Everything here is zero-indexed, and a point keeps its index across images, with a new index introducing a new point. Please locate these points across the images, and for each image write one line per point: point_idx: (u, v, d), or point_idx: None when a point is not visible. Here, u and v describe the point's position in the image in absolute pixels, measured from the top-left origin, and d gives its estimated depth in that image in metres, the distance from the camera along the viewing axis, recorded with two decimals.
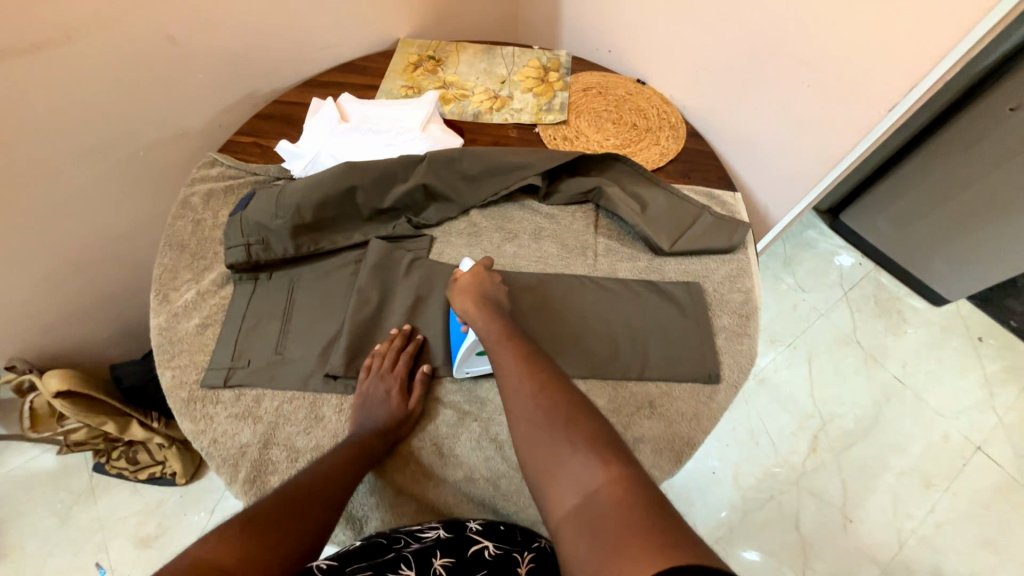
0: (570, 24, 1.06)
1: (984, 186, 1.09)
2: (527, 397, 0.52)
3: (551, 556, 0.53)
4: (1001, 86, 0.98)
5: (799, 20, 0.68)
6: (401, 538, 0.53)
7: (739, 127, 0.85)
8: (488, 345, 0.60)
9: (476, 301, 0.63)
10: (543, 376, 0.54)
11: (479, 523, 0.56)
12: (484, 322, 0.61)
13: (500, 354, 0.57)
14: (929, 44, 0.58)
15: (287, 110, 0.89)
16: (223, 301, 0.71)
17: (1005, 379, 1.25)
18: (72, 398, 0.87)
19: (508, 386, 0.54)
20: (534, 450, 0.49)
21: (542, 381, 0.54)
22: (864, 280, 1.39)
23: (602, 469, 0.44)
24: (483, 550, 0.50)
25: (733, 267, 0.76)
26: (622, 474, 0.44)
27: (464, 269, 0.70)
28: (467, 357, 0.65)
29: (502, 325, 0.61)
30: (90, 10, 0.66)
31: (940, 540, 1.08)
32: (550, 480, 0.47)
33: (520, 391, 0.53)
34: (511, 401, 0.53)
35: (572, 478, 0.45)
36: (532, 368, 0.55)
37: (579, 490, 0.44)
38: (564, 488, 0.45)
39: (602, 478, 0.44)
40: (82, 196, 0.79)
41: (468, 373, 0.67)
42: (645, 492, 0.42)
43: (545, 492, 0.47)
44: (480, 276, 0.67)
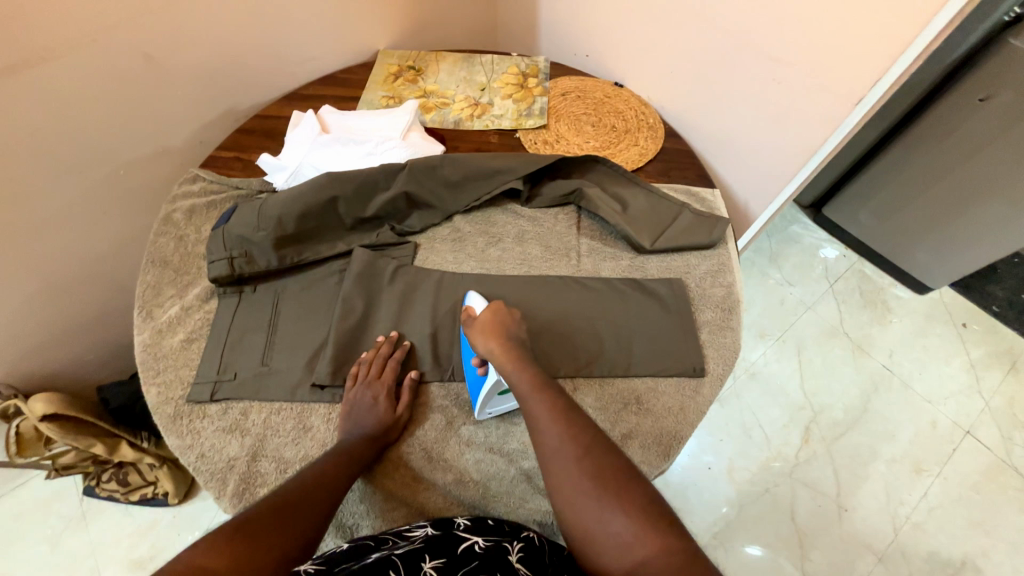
0: (548, 30, 1.08)
1: (958, 176, 1.11)
2: (568, 459, 0.51)
3: (541, 546, 0.53)
4: (970, 78, 1.00)
5: (767, 20, 0.70)
6: (389, 539, 0.53)
7: (716, 125, 0.87)
8: (521, 396, 0.57)
9: (501, 343, 0.61)
10: (584, 433, 0.53)
11: (467, 520, 0.57)
12: (513, 370, 0.59)
13: (535, 407, 0.56)
14: (889, 41, 0.60)
15: (268, 123, 0.90)
16: (208, 315, 0.71)
17: (990, 363, 1.28)
18: (60, 420, 0.85)
19: (548, 446, 0.53)
20: (579, 515, 0.48)
21: (583, 439, 0.52)
22: (848, 272, 1.41)
23: (655, 542, 0.44)
24: (473, 545, 0.50)
25: (714, 262, 0.77)
26: (675, 548, 0.44)
27: (474, 307, 0.67)
28: (488, 400, 0.63)
29: (533, 372, 0.59)
30: (64, 31, 0.66)
31: (933, 525, 1.09)
32: (598, 550, 0.47)
33: (561, 451, 0.52)
34: (551, 461, 0.52)
35: (624, 550, 0.45)
36: (571, 424, 0.53)
37: (630, 562, 0.44)
38: (616, 560, 0.45)
39: (657, 552, 0.44)
40: (64, 216, 0.79)
41: (489, 414, 0.65)
42: (700, 565, 0.43)
43: (592, 557, 0.47)
44: (500, 317, 0.64)
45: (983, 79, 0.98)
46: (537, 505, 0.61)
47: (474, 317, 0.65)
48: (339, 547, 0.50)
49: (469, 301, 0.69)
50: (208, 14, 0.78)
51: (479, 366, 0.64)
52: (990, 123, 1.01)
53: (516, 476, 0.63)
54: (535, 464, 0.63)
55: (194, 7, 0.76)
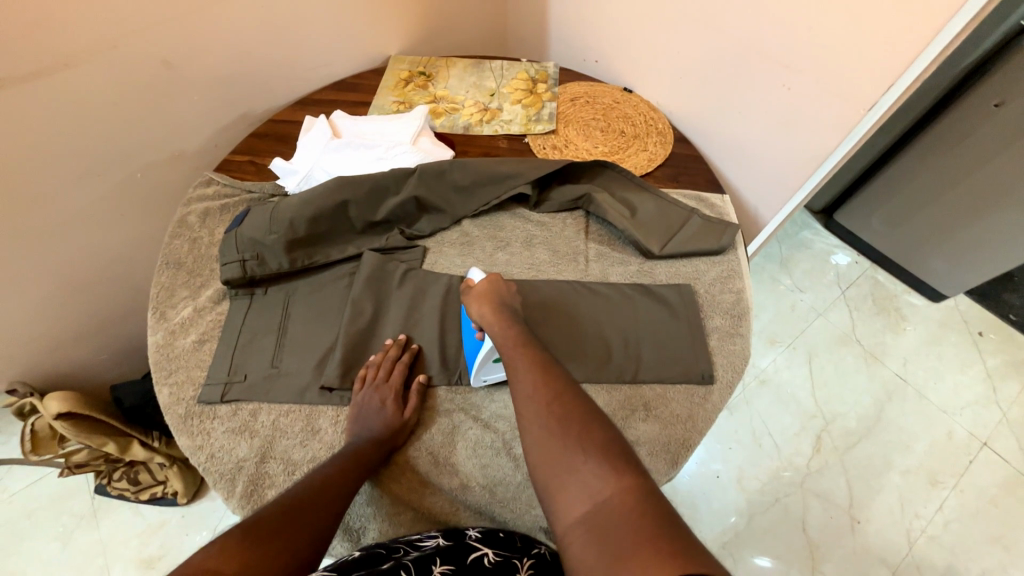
0: (557, 36, 1.09)
1: (974, 182, 1.10)
2: (540, 404, 0.52)
3: (551, 563, 0.52)
4: (985, 84, 0.99)
5: (778, 25, 0.70)
6: (401, 548, 0.53)
7: (725, 130, 0.86)
8: (504, 349, 0.60)
9: (493, 306, 0.64)
10: (558, 384, 0.54)
11: (478, 530, 0.56)
12: (501, 326, 0.62)
13: (515, 360, 0.58)
14: (902, 45, 0.60)
15: (280, 128, 0.91)
16: (219, 317, 0.72)
17: (1008, 373, 1.25)
18: (73, 419, 0.87)
19: (522, 393, 0.54)
20: (545, 458, 0.49)
21: (557, 390, 0.54)
22: (861, 279, 1.39)
23: (615, 479, 0.45)
24: (483, 557, 0.51)
25: (724, 268, 0.77)
26: (634, 485, 0.44)
27: (473, 280, 0.70)
28: (483, 366, 0.65)
29: (519, 331, 0.61)
30: (86, 39, 0.68)
31: (950, 539, 1.07)
32: (561, 489, 0.47)
33: (534, 398, 0.53)
34: (524, 408, 0.53)
35: (585, 487, 0.45)
36: (547, 375, 0.55)
37: (589, 499, 0.44)
38: (577, 499, 0.45)
39: (615, 488, 0.44)
40: (82, 218, 0.81)
41: (484, 381, 0.67)
42: (658, 502, 0.43)
43: (554, 497, 0.47)
44: (494, 283, 0.67)
45: (999, 85, 0.97)
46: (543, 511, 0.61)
47: (471, 287, 0.68)
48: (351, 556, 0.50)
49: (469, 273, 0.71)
50: (223, 20, 0.79)
51: (477, 332, 0.67)
52: (1005, 129, 1.00)
53: (523, 482, 0.62)
54: None
55: (211, 15, 0.78)
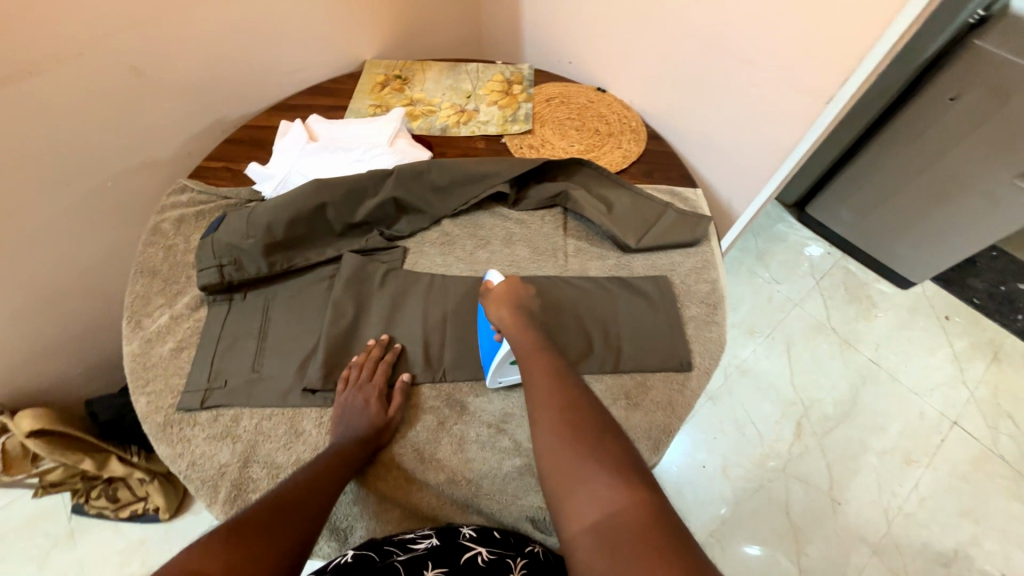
0: (532, 38, 1.11)
1: (934, 172, 1.14)
2: (555, 411, 0.52)
3: (544, 561, 0.54)
4: (940, 78, 1.04)
5: (741, 24, 0.73)
6: (393, 551, 0.52)
7: (697, 126, 0.89)
8: (521, 357, 0.61)
9: (512, 309, 0.65)
10: (573, 393, 0.54)
11: (473, 530, 0.57)
12: (518, 332, 0.62)
13: (532, 368, 0.58)
14: (856, 40, 0.62)
15: (255, 133, 0.90)
16: (197, 324, 0.71)
17: (974, 354, 1.30)
18: (48, 437, 0.85)
19: (538, 399, 0.55)
20: (557, 464, 0.49)
21: (572, 397, 0.54)
22: (833, 269, 1.44)
23: (626, 492, 0.44)
24: (477, 556, 0.51)
25: (698, 259, 0.79)
26: (646, 500, 0.44)
27: (493, 282, 0.71)
28: (500, 368, 0.66)
29: (535, 339, 0.62)
30: (50, 46, 0.67)
31: (925, 515, 1.11)
32: (570, 496, 0.46)
33: (549, 404, 0.53)
34: (538, 413, 0.53)
35: (595, 497, 0.45)
36: (563, 384, 0.56)
37: (599, 509, 0.44)
38: (586, 508, 0.45)
39: (626, 500, 0.44)
40: (51, 229, 0.79)
41: (500, 383, 0.68)
42: (669, 520, 0.42)
43: (562, 504, 0.47)
44: (514, 285, 0.68)
45: (953, 80, 1.02)
46: (529, 502, 0.62)
47: (491, 290, 0.69)
48: (343, 557, 0.50)
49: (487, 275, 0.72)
50: (194, 26, 0.79)
51: (498, 334, 0.67)
52: (960, 121, 1.05)
53: (508, 474, 0.63)
54: (527, 461, 0.64)
55: (181, 20, 0.77)
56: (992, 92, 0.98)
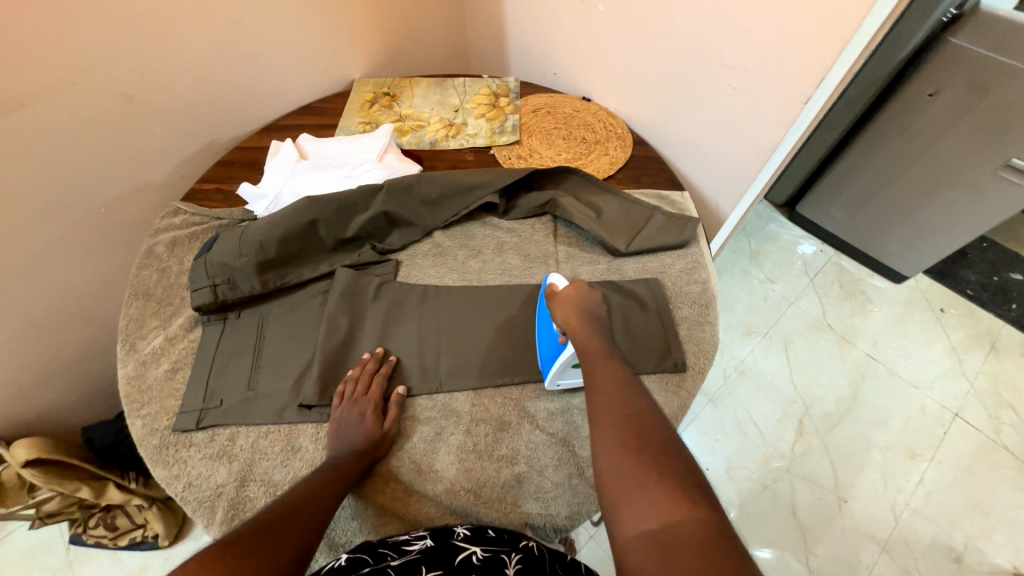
0: (517, 52, 1.13)
1: (920, 166, 1.16)
2: (619, 416, 0.50)
3: (539, 556, 0.53)
4: (919, 75, 1.06)
5: (716, 31, 0.74)
6: (387, 554, 0.52)
7: (681, 131, 0.91)
8: (584, 357, 0.59)
9: (578, 312, 0.64)
10: (638, 399, 0.52)
11: (467, 529, 0.57)
12: (584, 336, 0.61)
13: (594, 370, 0.56)
14: (827, 42, 0.64)
15: (247, 154, 0.92)
16: (192, 344, 0.71)
17: (971, 346, 1.31)
18: (43, 465, 0.84)
19: (600, 402, 0.52)
20: (617, 467, 0.46)
21: (637, 405, 0.51)
22: (826, 266, 1.46)
23: (689, 507, 0.41)
24: (471, 555, 0.51)
25: (688, 260, 0.80)
26: (708, 519, 0.40)
27: (556, 284, 0.70)
28: (561, 372, 0.66)
29: (600, 344, 0.60)
30: (42, 77, 0.68)
31: (932, 510, 1.10)
32: (626, 500, 0.44)
33: (612, 409, 0.51)
34: (600, 416, 0.51)
35: (655, 505, 0.42)
36: (628, 391, 0.53)
37: (657, 518, 0.41)
38: (642, 515, 0.42)
39: (687, 516, 0.41)
40: (45, 256, 0.79)
41: (559, 386, 0.68)
42: (732, 545, 0.39)
43: (617, 507, 0.44)
44: (581, 288, 0.67)
45: (931, 76, 1.04)
46: (528, 509, 0.62)
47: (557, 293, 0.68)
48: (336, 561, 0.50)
49: (549, 279, 0.71)
50: (183, 54, 0.80)
51: (560, 336, 0.65)
52: (942, 116, 1.06)
53: (507, 482, 0.63)
54: (526, 469, 0.64)
55: (171, 48, 0.79)
56: (970, 87, 0.99)
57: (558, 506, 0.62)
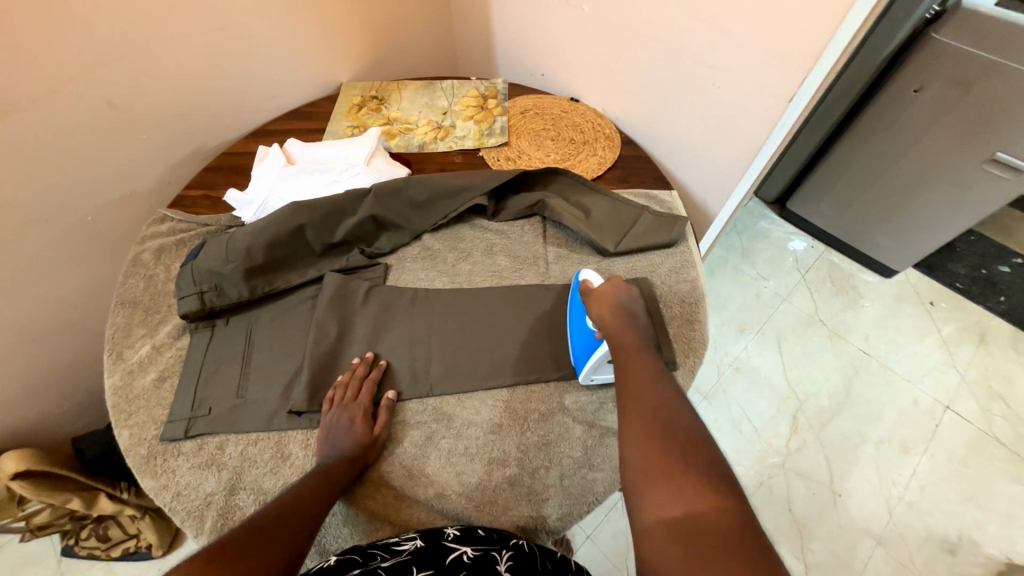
0: (505, 53, 1.13)
1: (907, 162, 1.17)
2: (647, 408, 0.51)
3: (530, 553, 0.54)
4: (903, 71, 1.07)
5: (700, 31, 0.75)
6: (377, 554, 0.52)
7: (669, 131, 0.91)
8: (618, 355, 0.60)
9: (613, 309, 0.64)
10: (669, 394, 0.52)
11: (457, 530, 0.57)
12: (619, 333, 0.62)
13: (629, 367, 0.57)
14: (810, 41, 0.64)
15: (234, 160, 0.91)
16: (180, 352, 0.71)
17: (961, 338, 1.32)
18: (34, 477, 0.83)
19: (630, 396, 0.53)
20: (642, 458, 0.46)
21: (665, 398, 0.52)
22: (818, 262, 1.47)
23: (711, 497, 0.41)
24: (462, 555, 0.51)
25: (677, 259, 0.80)
26: (733, 511, 0.40)
27: (590, 280, 0.70)
28: (595, 367, 0.66)
29: (633, 341, 0.61)
30: (24, 85, 0.67)
31: (926, 502, 1.11)
32: (649, 488, 0.44)
33: (640, 402, 0.52)
34: (628, 408, 0.52)
35: (677, 494, 0.42)
36: (658, 386, 0.53)
37: (679, 507, 0.41)
38: (664, 503, 0.42)
39: (709, 505, 0.40)
40: (30, 267, 0.79)
41: (592, 381, 0.68)
42: (755, 537, 0.38)
43: (640, 495, 0.45)
44: (617, 286, 0.67)
45: (915, 72, 1.05)
46: (520, 512, 0.62)
47: (593, 290, 0.68)
48: (325, 562, 0.49)
49: (583, 276, 0.71)
50: (167, 60, 0.80)
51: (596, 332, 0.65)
52: (927, 112, 1.07)
53: (497, 485, 0.63)
54: (518, 471, 0.64)
55: (154, 54, 0.78)
56: (954, 83, 1.00)
57: (549, 507, 0.62)
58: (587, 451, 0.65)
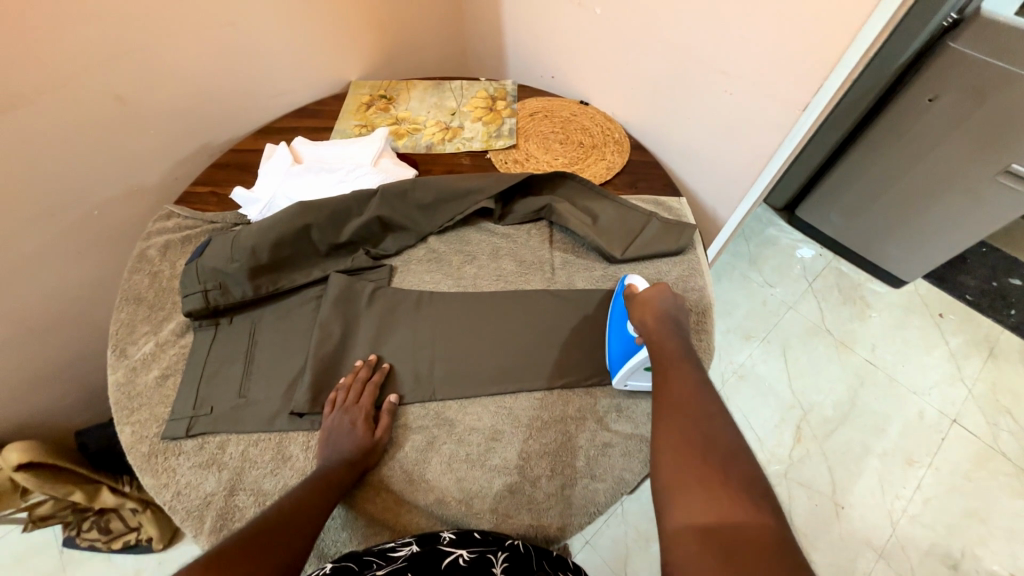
0: (515, 55, 1.13)
1: (920, 171, 1.15)
2: (686, 416, 0.49)
3: (526, 554, 0.55)
4: (918, 80, 1.05)
5: (712, 37, 0.74)
6: (373, 561, 0.52)
7: (679, 137, 0.90)
8: (658, 360, 0.59)
9: (657, 316, 0.63)
10: (708, 403, 0.51)
11: (453, 533, 0.57)
12: (662, 340, 0.60)
13: (667, 372, 0.56)
14: (825, 49, 0.63)
15: (240, 157, 0.91)
16: (183, 350, 0.71)
17: (970, 351, 1.30)
18: (35, 469, 0.83)
19: (667, 401, 0.52)
20: (677, 464, 0.45)
21: (706, 408, 0.50)
22: (825, 270, 1.45)
23: (749, 511, 0.40)
24: (457, 558, 0.52)
25: (685, 267, 0.79)
26: (769, 528, 0.39)
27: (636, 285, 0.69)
28: (632, 372, 0.65)
29: (677, 348, 0.59)
30: (34, 79, 0.67)
31: (929, 516, 1.09)
32: (682, 494, 0.43)
33: (678, 408, 0.51)
34: (666, 414, 0.51)
35: (712, 503, 0.41)
36: (698, 394, 0.52)
37: (713, 515, 0.41)
38: (698, 510, 0.42)
39: (746, 519, 0.40)
40: (37, 259, 0.79)
41: (626, 386, 0.68)
42: (795, 558, 0.37)
43: (668, 500, 0.44)
44: (663, 293, 0.66)
45: (930, 81, 1.03)
46: (520, 520, 0.61)
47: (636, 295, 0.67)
48: (320, 571, 0.48)
49: (629, 280, 0.70)
50: (176, 55, 0.80)
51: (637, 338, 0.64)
52: (941, 121, 1.06)
53: (498, 492, 0.62)
54: (518, 479, 0.63)
55: (163, 50, 0.78)
56: (970, 92, 0.99)
57: (550, 517, 0.62)
58: (588, 460, 0.65)
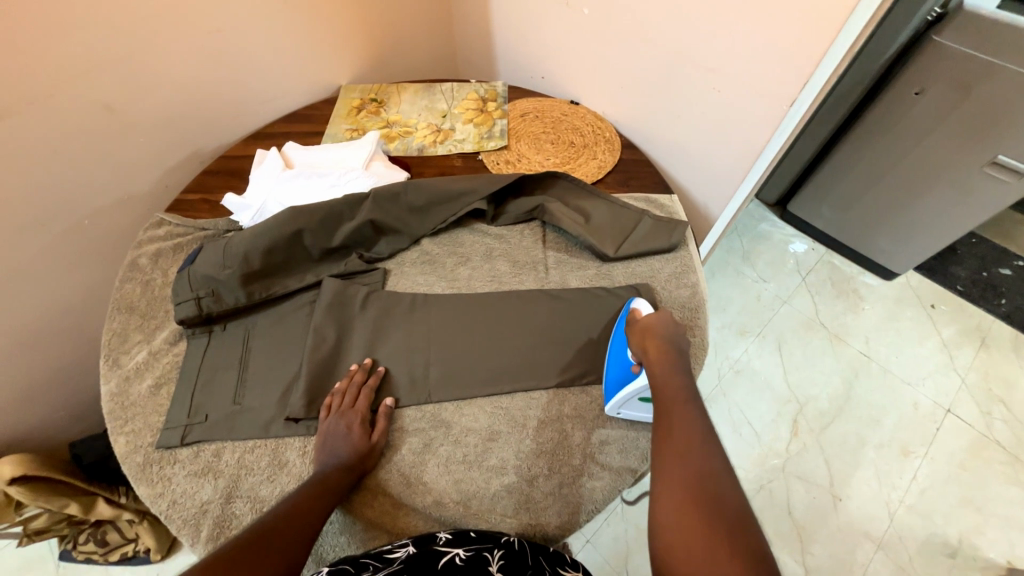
0: (504, 55, 1.13)
1: (908, 164, 1.16)
2: (690, 473, 0.48)
3: (520, 550, 0.55)
4: (904, 74, 1.06)
5: (700, 35, 0.74)
6: (370, 563, 0.51)
7: (669, 135, 0.91)
8: (660, 405, 0.58)
9: (658, 348, 0.63)
10: (713, 459, 0.50)
11: (449, 534, 0.57)
12: (665, 380, 0.60)
13: (670, 417, 0.55)
14: (811, 45, 0.64)
15: (231, 163, 0.91)
16: (177, 358, 0.70)
17: (962, 341, 1.32)
18: (31, 482, 0.82)
19: (670, 453, 0.51)
20: (681, 529, 0.44)
21: (710, 463, 0.49)
22: (818, 264, 1.46)
23: None
24: (454, 557, 0.52)
25: (677, 264, 0.79)
26: None
27: (638, 308, 0.70)
28: (626, 402, 0.65)
29: (679, 387, 0.59)
30: (21, 89, 0.67)
31: (926, 506, 1.10)
32: (685, 563, 0.42)
33: (681, 463, 0.50)
34: (668, 466, 0.50)
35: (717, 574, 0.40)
36: (702, 446, 0.51)
37: None
38: None
39: None
40: (28, 270, 0.78)
41: (619, 415, 0.67)
42: None
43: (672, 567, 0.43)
44: (661, 321, 0.66)
45: (916, 75, 1.04)
46: (518, 520, 0.61)
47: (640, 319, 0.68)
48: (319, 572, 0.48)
49: (631, 303, 0.71)
50: (165, 62, 0.79)
51: (634, 364, 0.65)
52: (928, 115, 1.07)
53: (495, 493, 0.62)
54: (516, 479, 0.63)
55: (151, 57, 0.77)
56: (955, 85, 1.00)
57: (548, 515, 0.62)
58: (585, 458, 0.65)
